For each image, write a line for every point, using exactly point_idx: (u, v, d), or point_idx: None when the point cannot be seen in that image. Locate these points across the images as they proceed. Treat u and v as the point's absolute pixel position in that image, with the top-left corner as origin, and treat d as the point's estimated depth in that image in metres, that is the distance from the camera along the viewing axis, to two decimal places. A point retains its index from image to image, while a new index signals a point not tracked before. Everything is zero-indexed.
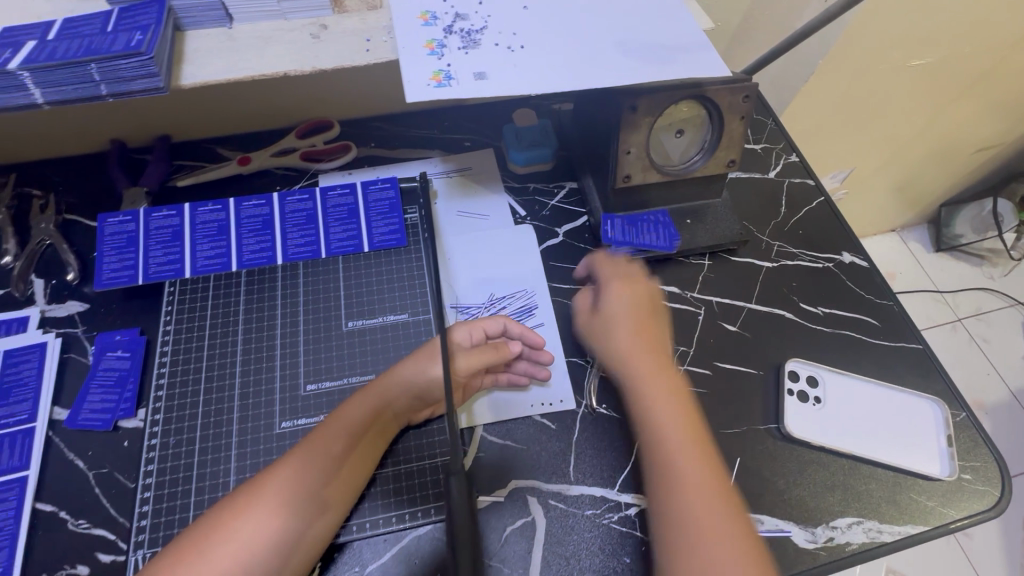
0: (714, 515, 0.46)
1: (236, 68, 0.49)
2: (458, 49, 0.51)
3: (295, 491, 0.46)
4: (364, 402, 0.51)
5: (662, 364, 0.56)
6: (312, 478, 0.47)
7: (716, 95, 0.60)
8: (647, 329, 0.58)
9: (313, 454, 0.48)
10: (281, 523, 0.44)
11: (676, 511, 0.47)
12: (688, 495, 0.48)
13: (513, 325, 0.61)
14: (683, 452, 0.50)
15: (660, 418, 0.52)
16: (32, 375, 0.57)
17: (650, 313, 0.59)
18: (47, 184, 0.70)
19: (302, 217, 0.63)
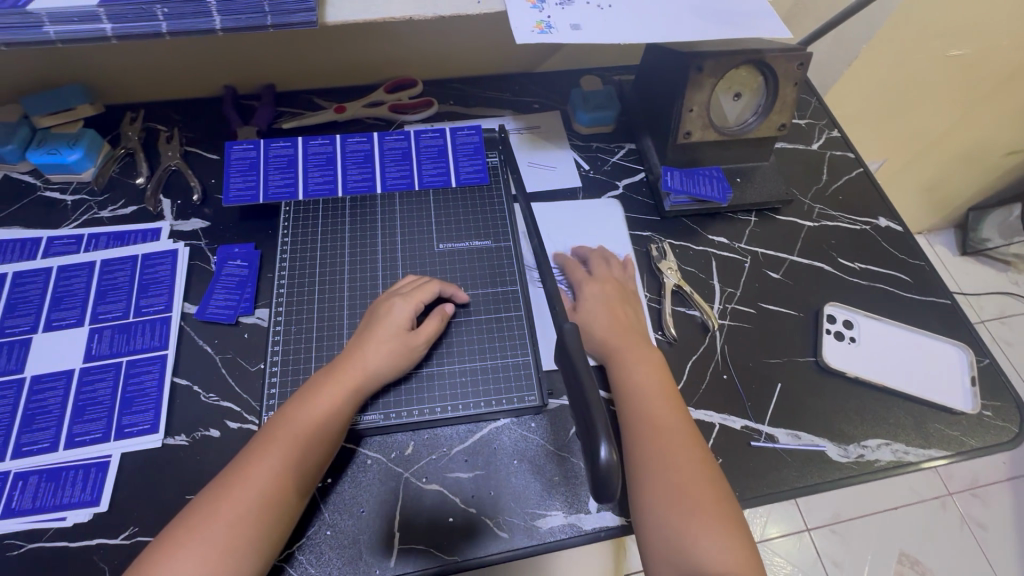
0: (690, 493, 0.50)
1: (371, 11, 0.57)
2: (556, 5, 0.59)
3: (253, 488, 0.48)
4: (335, 391, 0.54)
5: (629, 333, 0.62)
6: (281, 470, 0.49)
7: (774, 61, 0.67)
8: (619, 308, 0.64)
9: (270, 453, 0.50)
10: (238, 525, 0.46)
11: (644, 445, 0.53)
12: (654, 431, 0.54)
13: (445, 285, 0.63)
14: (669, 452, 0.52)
15: (625, 373, 0.59)
16: (167, 275, 0.67)
17: (623, 298, 0.66)
18: (169, 121, 0.80)
19: (398, 154, 0.73)
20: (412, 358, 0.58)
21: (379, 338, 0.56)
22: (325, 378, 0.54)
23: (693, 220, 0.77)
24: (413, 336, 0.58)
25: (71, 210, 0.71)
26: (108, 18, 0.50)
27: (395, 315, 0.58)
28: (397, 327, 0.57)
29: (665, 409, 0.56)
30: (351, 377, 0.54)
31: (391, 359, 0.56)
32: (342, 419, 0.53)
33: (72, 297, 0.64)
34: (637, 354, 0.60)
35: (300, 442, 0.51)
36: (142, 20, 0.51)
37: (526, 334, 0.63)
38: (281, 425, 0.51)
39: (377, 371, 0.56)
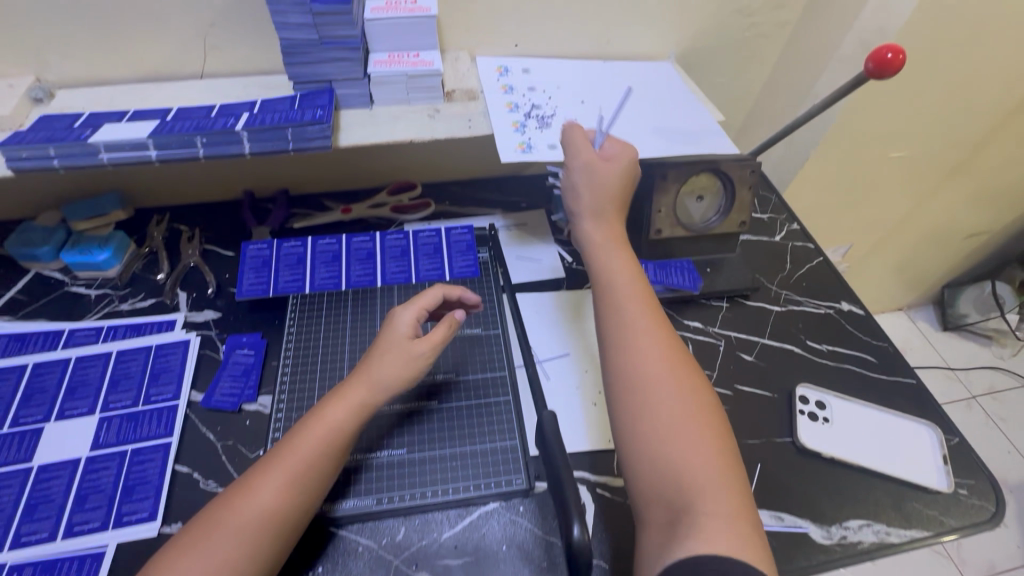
0: (686, 419, 0.50)
1: (376, 136, 0.68)
2: (536, 128, 0.70)
3: (258, 505, 0.50)
4: (341, 412, 0.56)
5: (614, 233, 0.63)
6: (284, 484, 0.52)
7: (728, 169, 0.76)
8: (619, 198, 0.64)
9: (276, 470, 0.52)
10: (239, 541, 0.48)
11: (632, 366, 0.53)
12: (636, 356, 0.53)
13: (449, 289, 0.69)
14: (665, 385, 0.51)
15: (613, 296, 0.58)
16: (178, 364, 0.71)
17: (620, 190, 0.64)
18: (191, 221, 0.88)
19: (398, 251, 0.81)
20: (417, 363, 0.60)
21: (388, 346, 0.61)
22: (336, 398, 0.57)
23: (669, 306, 0.83)
24: (417, 342, 0.61)
25: (93, 304, 0.77)
26: (154, 146, 0.59)
27: (398, 326, 0.62)
28: (401, 338, 0.61)
29: (649, 328, 0.56)
30: (360, 387, 0.58)
31: (400, 367, 0.59)
32: (346, 437, 0.56)
33: (86, 386, 0.68)
34: (626, 259, 0.61)
35: (304, 462, 0.53)
36: (183, 147, 0.60)
37: (514, 419, 0.66)
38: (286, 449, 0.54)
39: (384, 381, 0.58)
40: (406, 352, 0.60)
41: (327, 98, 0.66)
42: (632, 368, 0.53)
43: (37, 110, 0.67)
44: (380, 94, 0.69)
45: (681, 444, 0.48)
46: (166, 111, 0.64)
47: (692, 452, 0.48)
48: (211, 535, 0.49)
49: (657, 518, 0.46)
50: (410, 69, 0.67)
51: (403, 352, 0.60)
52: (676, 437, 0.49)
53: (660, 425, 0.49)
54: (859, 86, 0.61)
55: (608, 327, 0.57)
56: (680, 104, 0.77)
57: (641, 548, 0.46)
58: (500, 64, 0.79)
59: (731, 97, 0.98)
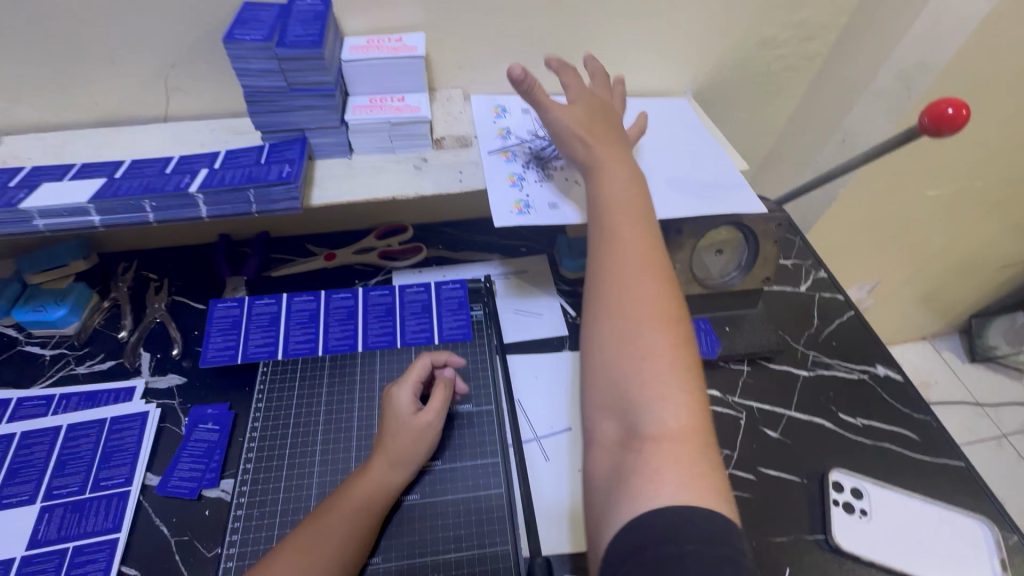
0: (657, 344, 0.43)
1: (354, 192, 0.60)
2: (535, 181, 0.62)
3: None
4: (358, 503, 0.54)
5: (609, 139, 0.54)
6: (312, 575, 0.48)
7: (752, 223, 0.68)
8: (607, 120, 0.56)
9: (302, 558, 0.49)
10: None
11: (610, 280, 0.46)
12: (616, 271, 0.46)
13: (436, 356, 0.66)
14: (639, 300, 0.45)
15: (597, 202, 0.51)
16: (133, 442, 0.64)
17: (606, 112, 0.56)
18: (161, 269, 0.81)
19: (382, 310, 0.73)
20: (429, 435, 0.60)
21: (400, 421, 0.59)
22: (352, 486, 0.55)
23: None
24: (424, 413, 0.60)
25: (47, 366, 0.70)
26: (97, 212, 0.52)
27: (399, 399, 0.60)
28: (407, 413, 0.60)
29: (639, 241, 0.48)
30: (379, 467, 0.56)
31: (412, 444, 0.58)
32: (371, 519, 0.54)
33: (30, 468, 0.61)
34: (617, 157, 0.53)
35: (319, 560, 0.49)
36: (130, 211, 0.52)
37: (506, 517, 0.58)
38: (292, 548, 0.50)
39: (400, 458, 0.57)
40: (416, 425, 0.59)
41: (298, 149, 0.59)
42: (601, 271, 0.47)
43: None
44: (360, 142, 0.62)
45: (648, 375, 0.42)
46: (117, 165, 0.57)
47: (657, 379, 0.42)
48: None
49: (611, 437, 0.42)
50: (393, 116, 0.60)
51: (413, 426, 0.59)
52: (647, 359, 0.42)
53: (630, 347, 0.43)
54: (911, 140, 0.53)
55: (591, 228, 0.50)
56: (698, 149, 0.69)
57: (592, 476, 0.43)
58: (497, 103, 0.71)
59: (751, 133, 0.90)
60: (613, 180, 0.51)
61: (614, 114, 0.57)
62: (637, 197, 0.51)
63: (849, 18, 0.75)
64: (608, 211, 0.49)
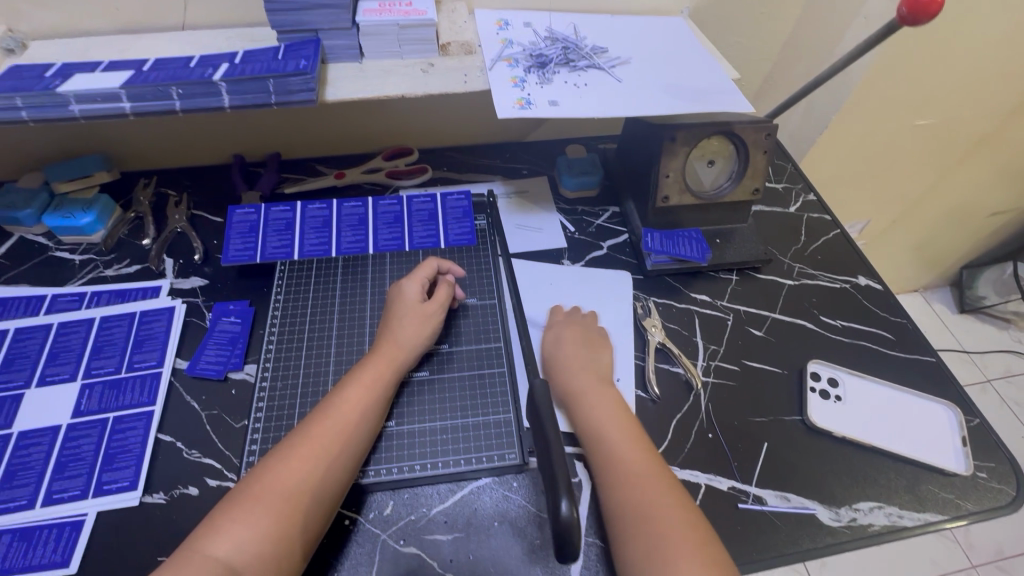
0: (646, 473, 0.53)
1: (366, 91, 0.63)
2: (536, 84, 0.65)
3: (310, 455, 0.52)
4: (371, 378, 0.59)
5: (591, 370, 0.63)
6: (337, 433, 0.54)
7: (742, 132, 0.72)
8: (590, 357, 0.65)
9: (325, 420, 0.55)
10: (297, 485, 0.50)
11: (615, 488, 0.53)
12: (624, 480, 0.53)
13: (443, 262, 0.70)
14: (623, 448, 0.55)
15: (587, 399, 0.60)
16: (162, 331, 0.69)
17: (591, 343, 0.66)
18: (179, 186, 0.85)
19: (391, 218, 0.78)
20: (434, 323, 0.65)
21: (405, 312, 0.64)
22: (363, 367, 0.60)
23: (675, 278, 0.79)
24: (429, 304, 0.65)
25: (78, 269, 0.75)
26: (128, 98, 0.56)
27: (405, 294, 0.66)
28: (413, 305, 0.65)
29: (621, 422, 0.58)
30: (389, 350, 0.61)
31: (419, 329, 0.63)
32: (387, 388, 0.59)
33: (69, 352, 0.66)
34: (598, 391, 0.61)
35: (343, 422, 0.55)
36: (158, 99, 0.56)
37: (508, 392, 0.63)
38: (315, 418, 0.55)
39: (408, 342, 0.62)
40: (422, 315, 0.64)
41: (312, 49, 0.62)
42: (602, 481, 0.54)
43: (10, 60, 0.64)
44: (370, 45, 0.65)
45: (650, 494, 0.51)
46: (142, 62, 0.60)
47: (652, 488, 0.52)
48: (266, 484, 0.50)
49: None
50: (402, 18, 0.63)
51: (418, 314, 0.64)
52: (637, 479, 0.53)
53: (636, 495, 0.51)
54: (891, 35, 0.56)
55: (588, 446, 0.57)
56: (693, 61, 0.72)
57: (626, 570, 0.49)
58: (500, 17, 0.74)
59: (747, 58, 0.92)
60: (583, 373, 0.62)
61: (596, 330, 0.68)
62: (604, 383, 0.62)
63: None
64: (590, 409, 0.59)
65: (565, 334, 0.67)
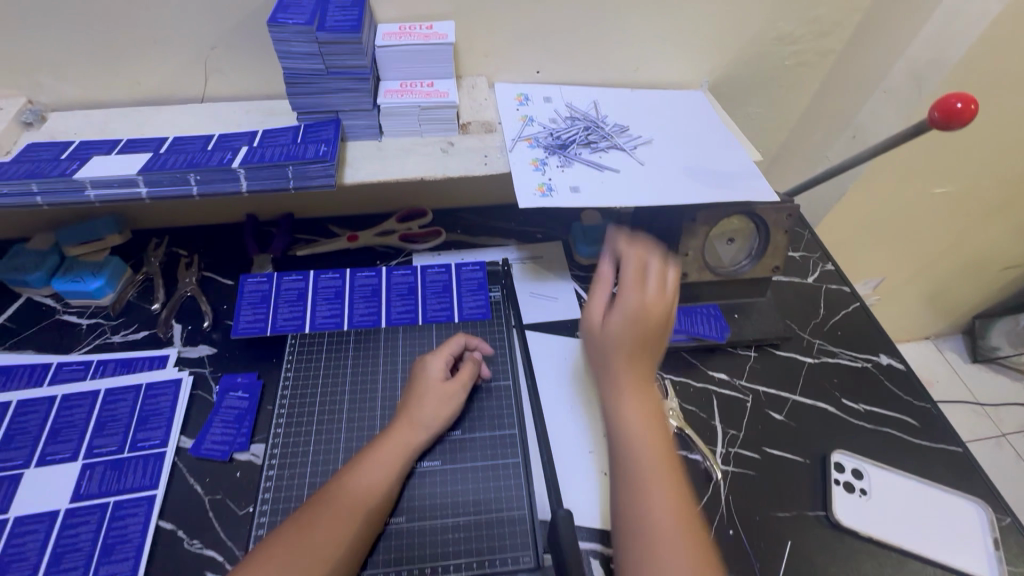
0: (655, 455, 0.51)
1: (385, 172, 0.63)
2: (557, 166, 0.64)
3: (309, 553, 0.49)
4: (381, 465, 0.57)
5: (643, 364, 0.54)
6: (339, 529, 0.51)
7: (762, 213, 0.71)
8: (648, 340, 0.54)
9: (329, 511, 0.52)
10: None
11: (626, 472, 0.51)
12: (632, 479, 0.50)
13: (470, 338, 0.70)
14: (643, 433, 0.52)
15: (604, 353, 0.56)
16: (167, 406, 0.67)
17: (650, 342, 0.54)
18: (190, 246, 0.84)
19: (405, 289, 0.77)
20: (453, 406, 0.63)
21: (427, 389, 0.62)
22: (375, 451, 0.58)
23: (692, 355, 0.77)
24: (451, 384, 0.64)
25: (84, 335, 0.74)
26: (144, 183, 0.55)
27: (429, 371, 0.64)
28: (436, 384, 0.63)
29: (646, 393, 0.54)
30: (404, 434, 0.59)
31: (436, 411, 0.62)
32: (395, 478, 0.57)
33: (71, 429, 0.64)
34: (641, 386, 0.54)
35: (346, 515, 0.52)
36: (175, 184, 0.55)
37: (523, 485, 0.61)
38: (319, 505, 0.52)
39: (425, 425, 0.61)
40: (443, 393, 0.63)
41: (332, 130, 0.62)
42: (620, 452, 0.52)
43: (28, 135, 0.63)
44: (390, 125, 0.64)
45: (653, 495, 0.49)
46: (160, 142, 0.60)
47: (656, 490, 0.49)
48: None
49: None
50: (422, 101, 0.62)
51: (439, 392, 0.63)
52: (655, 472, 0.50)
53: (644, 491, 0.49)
54: (921, 134, 0.55)
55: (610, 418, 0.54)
56: (714, 140, 0.71)
57: None
58: (521, 92, 0.74)
59: (765, 127, 0.92)
60: (635, 396, 0.53)
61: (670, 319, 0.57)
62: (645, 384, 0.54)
63: (865, 15, 0.77)
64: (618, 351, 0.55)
65: (643, 303, 0.54)
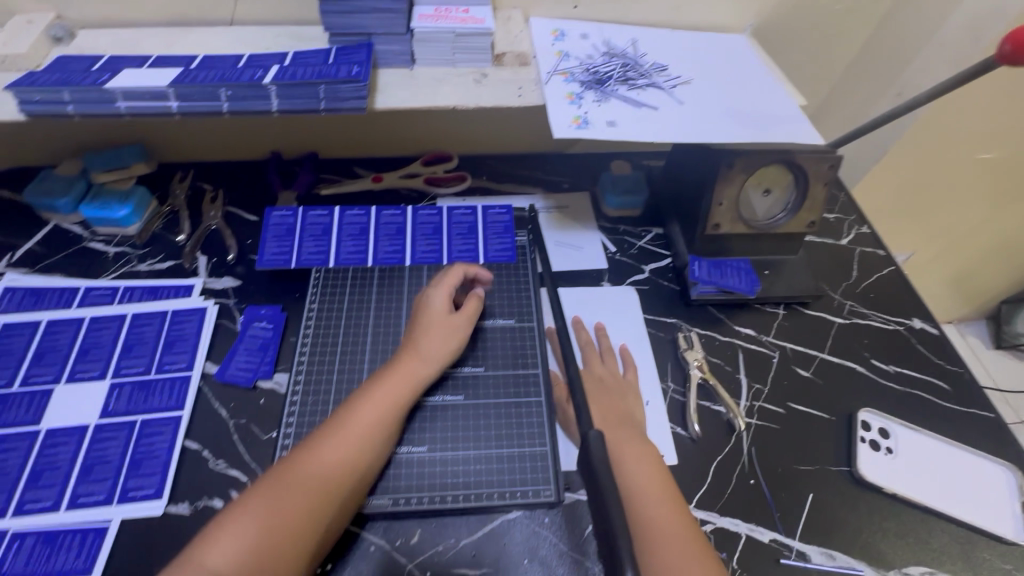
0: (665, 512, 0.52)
1: (417, 100, 0.61)
2: (593, 101, 0.62)
3: (307, 486, 0.49)
4: (385, 396, 0.55)
5: (620, 422, 0.59)
6: (338, 460, 0.51)
7: (803, 161, 0.68)
8: (619, 423, 0.59)
9: (326, 440, 0.51)
10: (287, 517, 0.47)
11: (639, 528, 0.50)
12: (651, 534, 0.50)
13: (473, 268, 0.67)
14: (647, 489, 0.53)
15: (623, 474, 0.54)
16: (193, 333, 0.67)
17: (612, 391, 0.62)
18: (215, 181, 0.84)
19: (430, 229, 0.76)
20: (458, 340, 0.62)
21: (430, 323, 0.61)
22: (378, 382, 0.56)
23: (719, 309, 0.76)
24: (455, 317, 0.62)
25: (111, 262, 0.74)
26: (176, 97, 0.55)
27: (432, 304, 0.62)
28: (439, 318, 0.62)
29: (653, 475, 0.54)
30: (409, 369, 0.58)
31: (442, 346, 0.60)
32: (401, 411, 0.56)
33: (99, 349, 0.65)
34: (629, 448, 0.56)
35: (347, 448, 0.52)
36: (207, 99, 0.55)
37: (545, 424, 0.60)
38: (317, 437, 0.52)
39: (430, 359, 0.59)
40: (448, 328, 0.62)
41: (364, 53, 0.60)
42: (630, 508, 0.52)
43: (58, 50, 0.62)
44: (423, 53, 0.63)
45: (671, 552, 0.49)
46: (190, 59, 0.59)
47: (673, 545, 0.49)
48: (251, 514, 0.46)
49: None
50: (458, 26, 0.60)
51: (443, 327, 0.61)
52: (670, 527, 0.51)
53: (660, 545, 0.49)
54: (986, 72, 0.52)
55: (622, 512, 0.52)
56: (757, 84, 0.68)
57: None
58: (556, 27, 0.71)
59: (807, 80, 0.88)
60: (638, 467, 0.54)
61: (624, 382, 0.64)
62: (633, 438, 0.57)
63: None
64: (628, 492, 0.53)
65: (598, 395, 0.61)
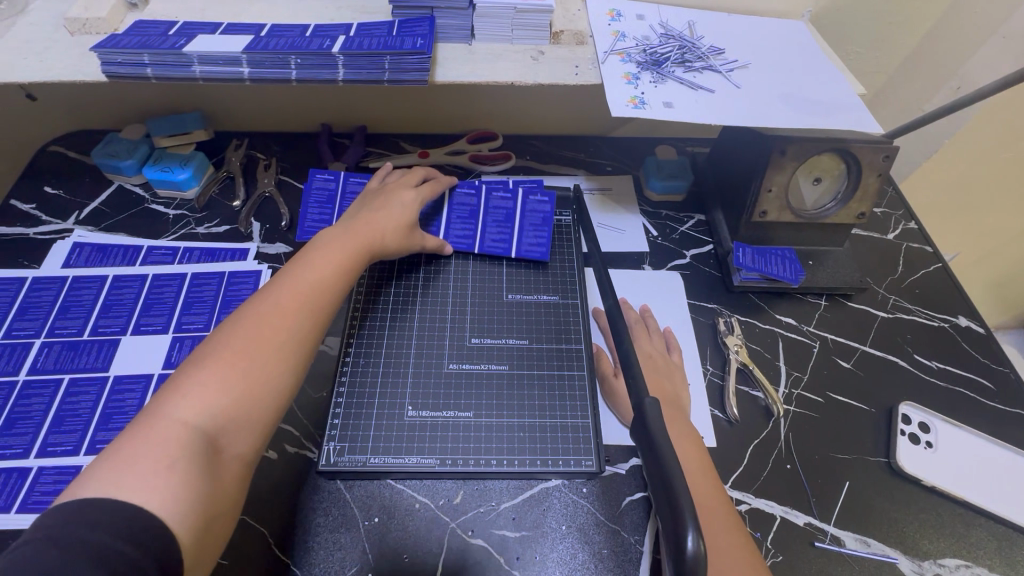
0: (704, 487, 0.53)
1: (475, 74, 0.62)
2: (649, 82, 0.62)
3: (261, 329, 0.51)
4: (339, 255, 0.59)
5: (669, 405, 0.60)
6: (293, 308, 0.53)
7: (858, 151, 0.67)
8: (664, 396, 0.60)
9: (283, 294, 0.54)
10: (246, 358, 0.49)
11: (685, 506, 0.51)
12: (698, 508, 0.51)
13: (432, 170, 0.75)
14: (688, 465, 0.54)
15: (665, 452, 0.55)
16: (249, 293, 0.70)
17: (656, 369, 0.63)
18: (268, 150, 0.86)
19: (465, 211, 0.74)
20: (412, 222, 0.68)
21: (385, 205, 0.66)
22: (333, 248, 0.60)
23: (762, 298, 0.76)
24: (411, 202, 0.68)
25: (171, 224, 0.77)
26: (247, 63, 0.57)
27: (394, 192, 0.68)
28: (399, 201, 0.67)
29: (692, 451, 0.55)
30: (364, 236, 0.62)
31: (400, 228, 0.66)
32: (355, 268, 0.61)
33: (161, 304, 0.68)
34: (675, 423, 0.57)
35: (304, 299, 0.55)
36: (277, 67, 0.57)
37: (588, 400, 0.61)
38: (272, 293, 0.54)
39: (384, 235, 0.64)
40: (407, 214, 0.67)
41: (427, 26, 0.61)
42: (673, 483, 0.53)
43: (132, 15, 0.64)
44: (483, 27, 0.63)
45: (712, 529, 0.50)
46: (259, 27, 0.61)
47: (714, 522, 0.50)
48: (214, 362, 0.48)
49: None
50: (518, 2, 0.61)
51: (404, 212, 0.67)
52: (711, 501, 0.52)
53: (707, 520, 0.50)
54: None
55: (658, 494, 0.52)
56: (815, 70, 0.68)
57: None
58: (613, 7, 0.71)
59: (861, 69, 0.87)
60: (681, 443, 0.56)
61: (669, 362, 0.65)
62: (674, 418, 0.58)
63: None
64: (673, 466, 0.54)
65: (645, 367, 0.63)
